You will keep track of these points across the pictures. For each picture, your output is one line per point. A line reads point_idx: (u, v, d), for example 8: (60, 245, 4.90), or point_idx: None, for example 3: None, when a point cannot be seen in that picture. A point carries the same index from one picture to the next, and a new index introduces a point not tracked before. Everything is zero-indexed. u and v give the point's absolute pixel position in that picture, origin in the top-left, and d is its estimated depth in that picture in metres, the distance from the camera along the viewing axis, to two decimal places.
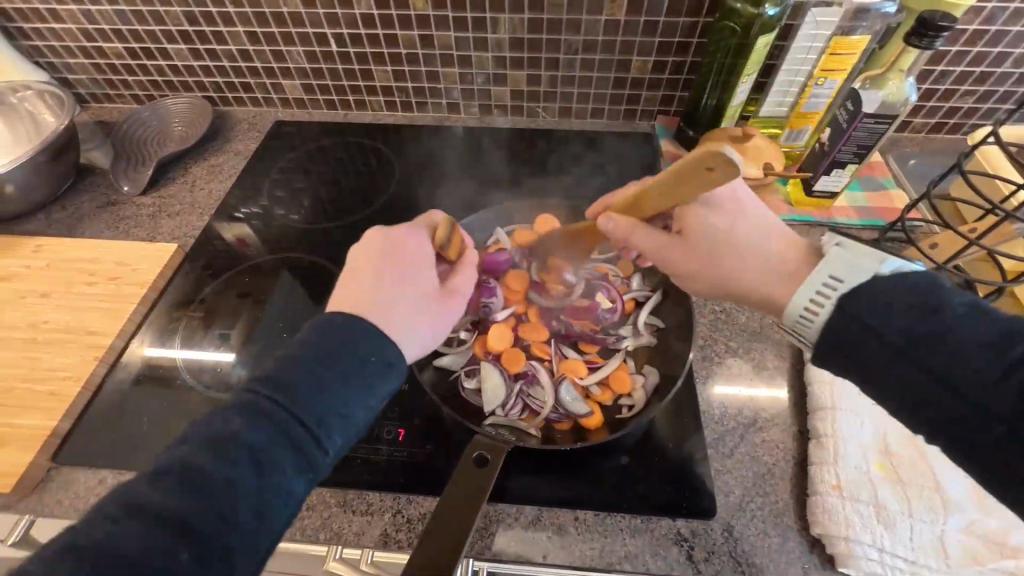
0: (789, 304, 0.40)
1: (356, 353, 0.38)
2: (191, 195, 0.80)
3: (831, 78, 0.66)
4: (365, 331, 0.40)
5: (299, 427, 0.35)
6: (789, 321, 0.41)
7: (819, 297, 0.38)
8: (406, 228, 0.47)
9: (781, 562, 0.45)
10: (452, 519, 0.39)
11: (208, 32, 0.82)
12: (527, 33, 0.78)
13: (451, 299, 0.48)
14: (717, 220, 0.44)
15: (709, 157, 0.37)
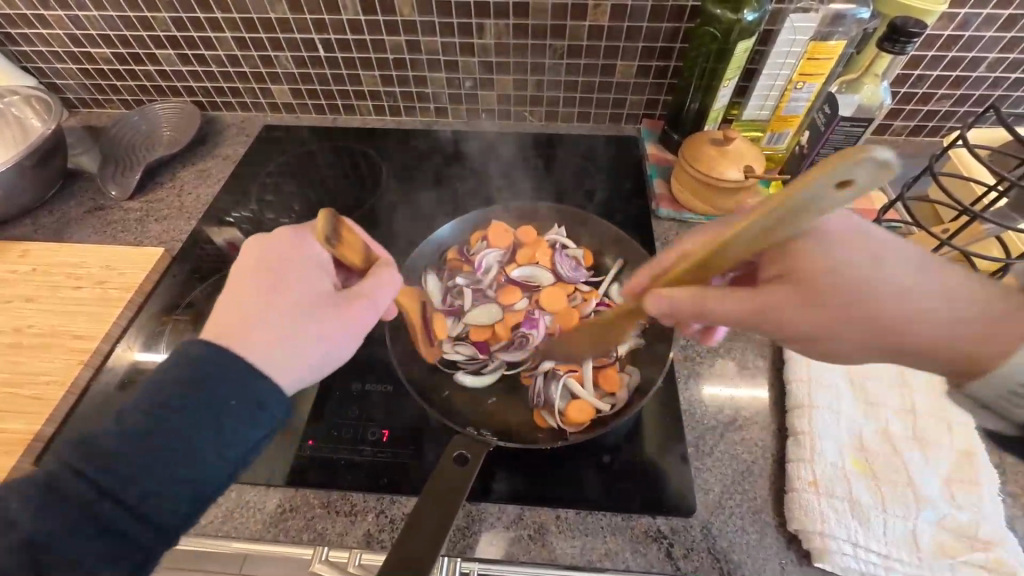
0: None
1: (197, 408, 0.38)
2: (179, 199, 0.80)
3: (810, 82, 0.67)
4: (223, 373, 0.39)
5: (129, 504, 0.35)
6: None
7: None
8: (288, 233, 0.46)
9: (758, 558, 0.46)
10: (432, 516, 0.40)
11: (196, 37, 0.82)
12: (512, 37, 0.79)
13: (349, 308, 0.45)
14: (858, 259, 0.38)
15: (856, 183, 0.27)
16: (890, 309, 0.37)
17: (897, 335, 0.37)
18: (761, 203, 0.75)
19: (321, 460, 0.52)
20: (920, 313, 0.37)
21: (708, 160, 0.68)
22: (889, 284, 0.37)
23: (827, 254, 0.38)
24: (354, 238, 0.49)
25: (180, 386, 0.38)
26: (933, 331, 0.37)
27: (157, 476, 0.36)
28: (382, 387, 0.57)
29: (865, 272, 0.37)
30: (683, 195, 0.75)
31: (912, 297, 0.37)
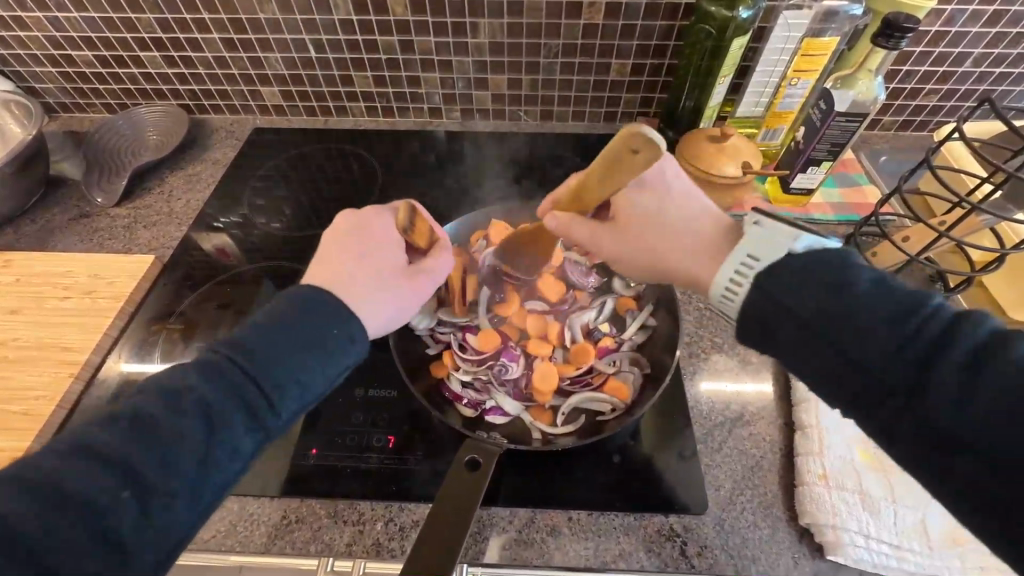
0: (714, 281, 0.39)
1: (316, 323, 0.40)
2: (169, 205, 0.78)
3: (804, 78, 0.68)
4: (329, 304, 0.41)
5: (261, 390, 0.37)
6: (716, 300, 0.40)
7: (740, 273, 0.38)
8: (375, 212, 0.50)
9: (772, 552, 0.46)
10: (446, 525, 0.39)
11: (182, 38, 0.80)
12: (506, 37, 0.79)
13: (418, 279, 0.48)
14: (651, 205, 0.45)
15: (628, 136, 0.40)
16: (659, 246, 0.44)
17: (662, 266, 0.44)
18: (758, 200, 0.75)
19: (326, 468, 0.51)
20: (670, 245, 0.43)
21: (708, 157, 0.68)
22: (668, 222, 0.44)
23: (628, 203, 0.46)
24: (425, 224, 0.52)
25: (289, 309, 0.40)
26: (683, 255, 0.43)
27: (281, 369, 0.38)
28: (386, 392, 0.56)
29: (655, 206, 0.45)
30: None
31: (677, 237, 0.43)
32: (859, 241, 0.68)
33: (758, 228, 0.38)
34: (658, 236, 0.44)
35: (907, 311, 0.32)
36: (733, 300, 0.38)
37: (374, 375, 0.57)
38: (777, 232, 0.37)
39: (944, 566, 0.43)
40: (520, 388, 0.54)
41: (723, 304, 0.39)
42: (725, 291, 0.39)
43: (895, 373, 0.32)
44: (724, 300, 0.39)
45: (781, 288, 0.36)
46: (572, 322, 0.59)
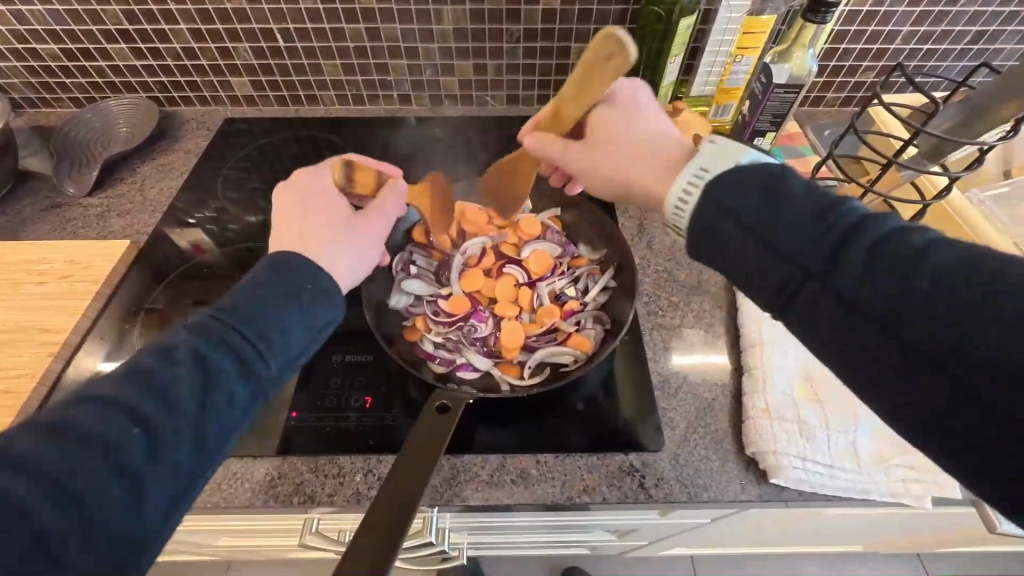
0: (670, 188, 0.40)
1: (245, 334, 0.40)
2: (142, 193, 0.79)
3: (747, 56, 0.73)
4: (272, 300, 0.42)
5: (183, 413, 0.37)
6: (670, 216, 0.41)
7: (691, 185, 0.39)
8: (311, 176, 0.53)
9: (722, 480, 0.51)
10: (418, 459, 0.42)
11: (150, 30, 0.81)
12: (470, 23, 0.82)
13: (368, 221, 0.51)
14: (621, 121, 0.46)
15: (605, 45, 0.43)
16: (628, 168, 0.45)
17: (623, 179, 0.45)
18: None
19: (306, 428, 0.53)
20: (633, 154, 0.45)
21: None
22: (635, 135, 0.45)
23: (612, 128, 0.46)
24: (366, 175, 0.54)
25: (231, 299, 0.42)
26: (642, 166, 0.44)
27: (206, 391, 0.38)
28: (362, 357, 0.59)
29: (627, 121, 0.46)
30: None
31: (636, 149, 0.45)
32: None
33: (713, 146, 0.40)
34: (627, 151, 0.45)
35: (839, 237, 0.33)
36: (685, 209, 0.39)
37: (351, 343, 0.60)
38: (728, 159, 0.39)
39: (872, 482, 0.48)
40: (489, 347, 0.57)
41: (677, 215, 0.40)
42: (680, 199, 0.39)
43: (912, 370, 0.31)
44: (676, 215, 0.40)
45: (740, 201, 0.36)
46: (537, 284, 0.62)
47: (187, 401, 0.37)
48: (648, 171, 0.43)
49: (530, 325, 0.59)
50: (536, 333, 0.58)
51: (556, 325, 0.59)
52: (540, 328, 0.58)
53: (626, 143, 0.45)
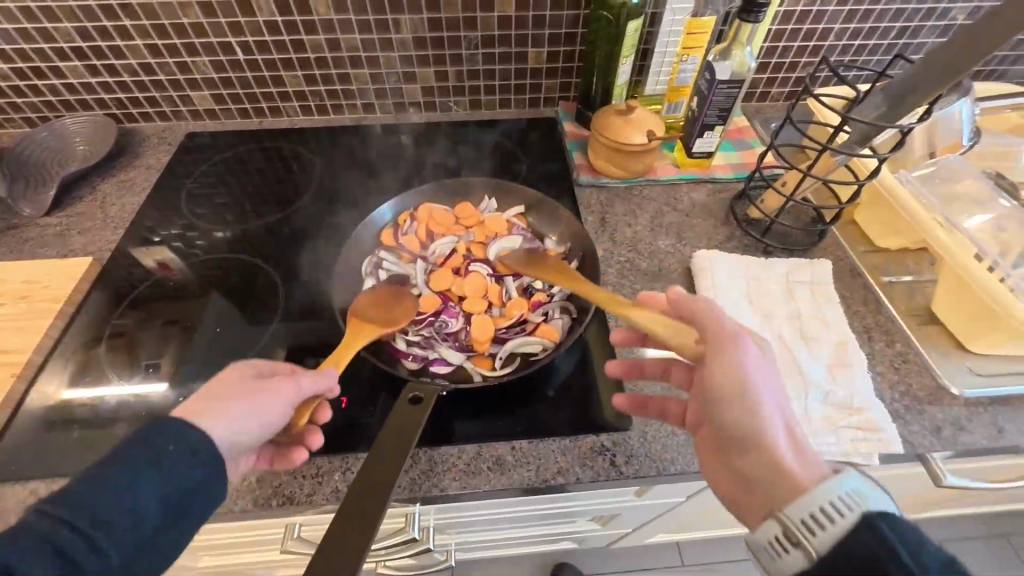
0: (806, 496, 0.37)
1: (149, 454, 0.37)
2: (103, 210, 0.78)
3: (693, 55, 0.77)
4: (172, 431, 0.39)
5: (86, 530, 0.34)
6: (794, 517, 0.37)
7: (828, 514, 0.35)
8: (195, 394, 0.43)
9: (687, 453, 0.53)
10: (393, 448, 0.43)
11: (104, 46, 0.81)
12: (429, 31, 0.84)
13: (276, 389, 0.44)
14: (735, 376, 0.42)
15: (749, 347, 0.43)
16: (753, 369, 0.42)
17: (741, 396, 0.42)
18: (668, 164, 0.84)
19: None
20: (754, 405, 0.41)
21: (616, 130, 0.76)
22: (760, 397, 0.41)
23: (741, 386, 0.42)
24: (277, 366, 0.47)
25: (139, 451, 0.37)
26: (791, 446, 0.40)
27: (108, 506, 0.35)
28: None
29: (754, 403, 0.41)
30: (600, 162, 0.81)
31: (760, 402, 0.41)
32: (752, 192, 0.78)
33: (857, 478, 0.37)
34: (744, 372, 0.42)
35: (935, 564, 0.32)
36: (820, 532, 0.35)
37: (323, 346, 0.61)
38: (874, 499, 0.35)
39: (824, 445, 0.52)
40: (461, 341, 0.59)
41: (786, 535, 0.37)
42: (804, 525, 0.36)
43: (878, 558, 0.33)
44: (803, 529, 0.36)
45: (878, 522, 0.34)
46: (506, 279, 0.64)
47: (87, 516, 0.34)
48: (759, 447, 0.40)
49: (501, 318, 0.61)
50: (505, 326, 0.60)
51: (526, 318, 0.60)
52: (510, 320, 0.60)
53: (750, 394, 0.41)
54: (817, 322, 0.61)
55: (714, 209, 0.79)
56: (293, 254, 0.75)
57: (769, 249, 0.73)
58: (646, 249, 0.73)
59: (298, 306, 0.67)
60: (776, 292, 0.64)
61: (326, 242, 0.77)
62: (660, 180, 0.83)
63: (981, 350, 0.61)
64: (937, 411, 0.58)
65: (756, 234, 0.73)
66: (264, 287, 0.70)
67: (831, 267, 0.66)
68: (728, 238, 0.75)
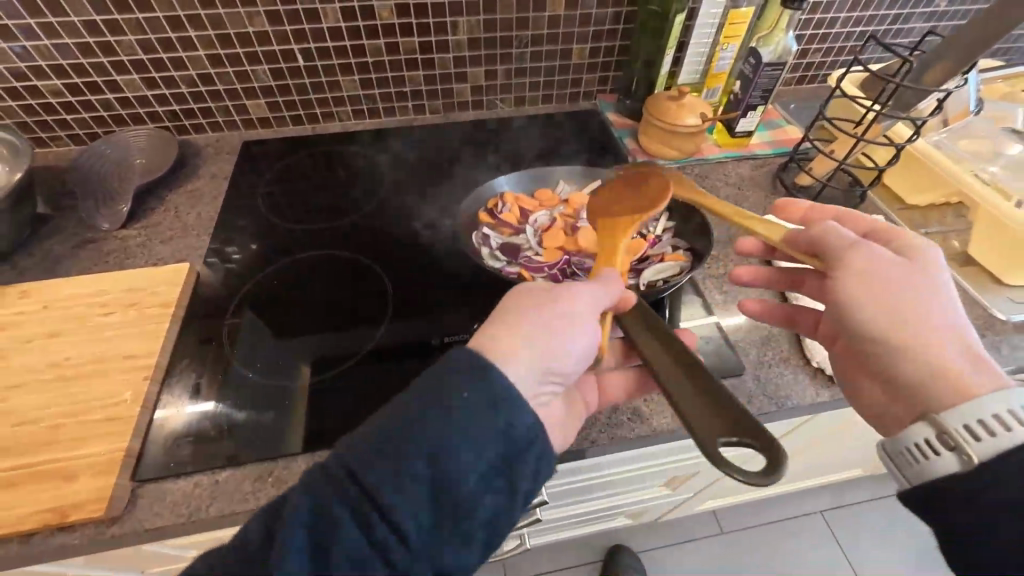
0: (971, 402, 0.38)
1: (441, 398, 0.38)
2: (180, 219, 0.78)
3: (732, 43, 0.85)
4: (463, 373, 0.39)
5: (412, 461, 0.36)
6: (951, 425, 0.38)
7: (995, 424, 0.36)
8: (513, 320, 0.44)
9: (798, 389, 0.59)
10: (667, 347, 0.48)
11: (165, 58, 0.81)
12: (483, 31, 0.89)
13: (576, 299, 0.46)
14: (893, 278, 0.44)
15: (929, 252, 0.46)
16: (917, 295, 0.43)
17: (889, 299, 0.43)
18: (711, 145, 0.92)
19: None
20: (913, 308, 0.42)
21: (673, 113, 0.83)
22: (918, 305, 0.43)
23: (896, 321, 0.43)
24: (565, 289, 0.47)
25: (445, 409, 0.38)
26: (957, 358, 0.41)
27: (421, 441, 0.37)
28: (460, 337, 0.64)
29: (917, 307, 0.43)
30: (654, 145, 0.89)
31: (919, 306, 0.42)
32: (795, 162, 0.86)
33: None
34: (899, 279, 0.44)
35: None
36: (982, 437, 0.37)
37: (442, 327, 0.65)
38: None
39: None
40: None
41: (943, 441, 0.38)
42: (969, 431, 0.37)
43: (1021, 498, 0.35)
44: (959, 435, 0.37)
45: None
46: (611, 235, 0.70)
47: (408, 451, 0.36)
48: (902, 344, 0.42)
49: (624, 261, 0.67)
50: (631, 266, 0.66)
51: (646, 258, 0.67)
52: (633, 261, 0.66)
53: (900, 294, 0.43)
54: None
55: (761, 181, 0.87)
56: (380, 248, 0.77)
57: (819, 212, 0.81)
58: (711, 220, 0.80)
59: (403, 294, 0.70)
60: None
61: (409, 234, 0.79)
62: (708, 159, 0.90)
63: (1015, 282, 0.71)
64: (992, 335, 0.67)
65: (807, 200, 0.82)
66: (365, 279, 0.72)
67: None
68: (780, 205, 0.82)
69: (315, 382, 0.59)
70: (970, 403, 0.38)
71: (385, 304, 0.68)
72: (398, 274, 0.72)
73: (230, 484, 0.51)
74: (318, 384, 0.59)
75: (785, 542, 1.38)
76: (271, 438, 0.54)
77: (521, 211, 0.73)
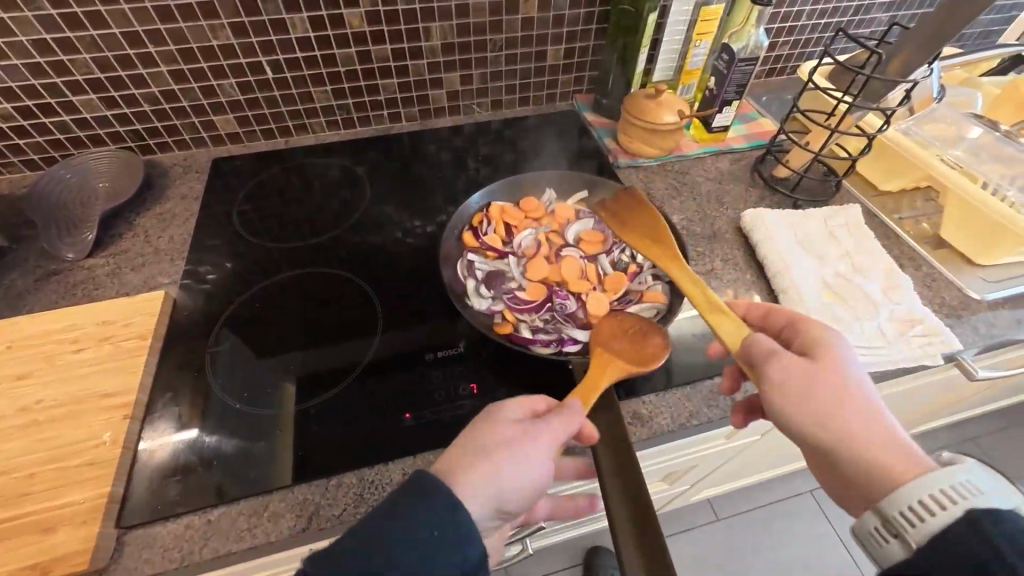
0: (902, 491, 0.38)
1: (424, 521, 0.37)
2: (150, 244, 0.74)
3: (704, 40, 0.86)
4: (437, 497, 0.39)
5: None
6: (891, 510, 0.39)
7: (931, 504, 0.37)
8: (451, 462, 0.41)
9: None
10: (618, 458, 0.44)
11: (125, 76, 0.77)
12: (456, 36, 0.87)
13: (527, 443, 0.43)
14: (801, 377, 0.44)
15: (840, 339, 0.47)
16: (832, 390, 0.43)
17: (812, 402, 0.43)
18: (689, 141, 0.93)
19: (427, 423, 0.55)
20: (832, 406, 0.43)
21: (651, 112, 0.83)
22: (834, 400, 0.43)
23: (835, 424, 0.42)
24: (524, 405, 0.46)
25: (429, 530, 0.37)
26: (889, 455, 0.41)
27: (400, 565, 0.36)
28: (452, 350, 0.62)
29: (835, 403, 0.43)
30: (634, 144, 0.89)
31: (838, 402, 0.43)
32: (772, 155, 0.87)
33: (972, 468, 0.38)
34: (817, 375, 0.44)
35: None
36: (919, 518, 0.37)
37: (435, 342, 0.63)
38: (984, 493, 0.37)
39: (901, 351, 0.60)
40: (581, 317, 0.63)
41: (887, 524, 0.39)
42: (905, 513, 0.38)
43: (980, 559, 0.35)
44: (899, 519, 0.38)
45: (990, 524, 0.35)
46: (598, 258, 0.69)
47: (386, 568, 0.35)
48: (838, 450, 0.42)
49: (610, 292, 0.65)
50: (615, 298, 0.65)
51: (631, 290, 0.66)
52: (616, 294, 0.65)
53: (820, 392, 0.43)
54: (863, 256, 0.70)
55: (740, 174, 0.88)
56: (364, 262, 0.75)
57: (798, 203, 0.82)
58: (695, 217, 0.81)
59: (391, 309, 0.68)
60: (822, 236, 0.73)
61: (394, 247, 0.78)
62: (687, 155, 0.91)
63: (987, 262, 0.74)
64: (969, 315, 0.69)
65: (785, 191, 0.83)
66: (353, 296, 0.70)
67: (858, 209, 0.76)
68: (761, 197, 0.84)
69: (308, 408, 0.57)
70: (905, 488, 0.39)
71: (375, 321, 0.66)
72: (386, 289, 0.71)
73: (224, 523, 0.49)
74: (310, 410, 0.56)
75: (777, 523, 1.40)
76: (265, 471, 0.52)
77: (505, 235, 0.72)
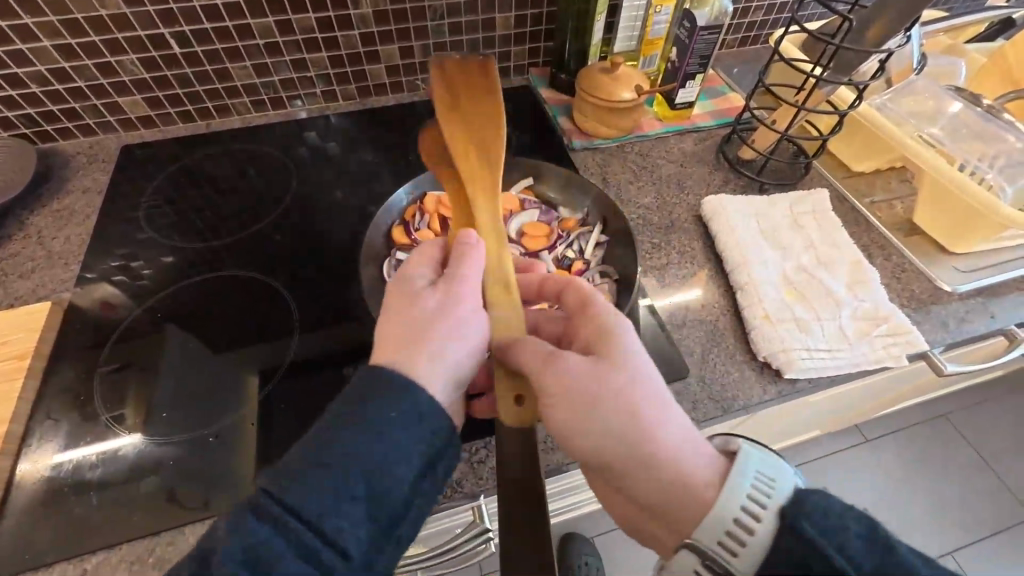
0: (709, 519, 0.35)
1: (374, 417, 0.36)
2: (44, 247, 0.67)
3: (665, 6, 0.78)
4: (392, 385, 0.38)
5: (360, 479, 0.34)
6: (705, 541, 0.35)
7: (734, 533, 0.34)
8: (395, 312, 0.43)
9: (746, 388, 0.55)
10: (523, 461, 0.42)
11: (1, 52, 0.67)
12: (390, 3, 0.78)
13: (451, 292, 0.43)
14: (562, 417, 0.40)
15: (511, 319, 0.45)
16: (612, 393, 0.39)
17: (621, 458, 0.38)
18: (651, 119, 0.85)
19: None
20: (601, 445, 0.38)
21: (605, 87, 0.75)
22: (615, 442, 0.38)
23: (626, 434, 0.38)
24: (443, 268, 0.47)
25: (393, 416, 0.37)
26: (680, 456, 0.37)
27: (336, 474, 0.34)
28: None
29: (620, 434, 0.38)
30: (589, 124, 0.81)
31: (608, 436, 0.38)
32: (738, 134, 0.81)
33: (753, 453, 0.37)
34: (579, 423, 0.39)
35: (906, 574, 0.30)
36: (733, 539, 0.34)
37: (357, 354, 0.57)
38: (771, 476, 0.35)
39: (863, 353, 0.56)
40: None
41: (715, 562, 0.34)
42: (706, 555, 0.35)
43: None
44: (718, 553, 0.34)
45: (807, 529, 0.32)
46: (541, 254, 0.63)
47: (350, 466, 0.34)
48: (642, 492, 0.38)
49: None
50: None
51: None
52: None
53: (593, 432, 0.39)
54: (830, 248, 0.65)
55: (704, 155, 0.81)
56: (287, 262, 0.68)
57: (764, 187, 0.76)
58: (653, 205, 0.74)
59: (312, 315, 0.62)
60: (786, 225, 0.67)
61: (321, 244, 0.70)
62: (648, 135, 0.83)
63: (963, 250, 0.69)
64: (938, 308, 0.64)
65: (751, 174, 0.77)
66: (271, 300, 0.63)
67: (826, 194, 0.71)
68: (724, 181, 0.77)
69: (207, 433, 0.51)
70: (708, 517, 0.35)
71: (293, 330, 0.60)
72: (308, 292, 0.64)
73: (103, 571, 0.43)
74: (209, 438, 0.50)
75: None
76: (152, 510, 0.46)
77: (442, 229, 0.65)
